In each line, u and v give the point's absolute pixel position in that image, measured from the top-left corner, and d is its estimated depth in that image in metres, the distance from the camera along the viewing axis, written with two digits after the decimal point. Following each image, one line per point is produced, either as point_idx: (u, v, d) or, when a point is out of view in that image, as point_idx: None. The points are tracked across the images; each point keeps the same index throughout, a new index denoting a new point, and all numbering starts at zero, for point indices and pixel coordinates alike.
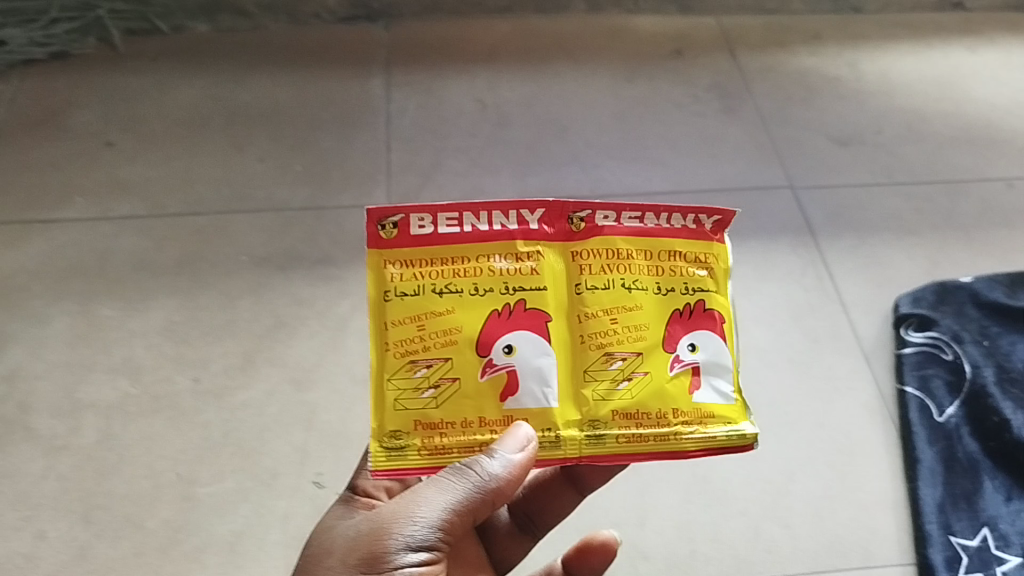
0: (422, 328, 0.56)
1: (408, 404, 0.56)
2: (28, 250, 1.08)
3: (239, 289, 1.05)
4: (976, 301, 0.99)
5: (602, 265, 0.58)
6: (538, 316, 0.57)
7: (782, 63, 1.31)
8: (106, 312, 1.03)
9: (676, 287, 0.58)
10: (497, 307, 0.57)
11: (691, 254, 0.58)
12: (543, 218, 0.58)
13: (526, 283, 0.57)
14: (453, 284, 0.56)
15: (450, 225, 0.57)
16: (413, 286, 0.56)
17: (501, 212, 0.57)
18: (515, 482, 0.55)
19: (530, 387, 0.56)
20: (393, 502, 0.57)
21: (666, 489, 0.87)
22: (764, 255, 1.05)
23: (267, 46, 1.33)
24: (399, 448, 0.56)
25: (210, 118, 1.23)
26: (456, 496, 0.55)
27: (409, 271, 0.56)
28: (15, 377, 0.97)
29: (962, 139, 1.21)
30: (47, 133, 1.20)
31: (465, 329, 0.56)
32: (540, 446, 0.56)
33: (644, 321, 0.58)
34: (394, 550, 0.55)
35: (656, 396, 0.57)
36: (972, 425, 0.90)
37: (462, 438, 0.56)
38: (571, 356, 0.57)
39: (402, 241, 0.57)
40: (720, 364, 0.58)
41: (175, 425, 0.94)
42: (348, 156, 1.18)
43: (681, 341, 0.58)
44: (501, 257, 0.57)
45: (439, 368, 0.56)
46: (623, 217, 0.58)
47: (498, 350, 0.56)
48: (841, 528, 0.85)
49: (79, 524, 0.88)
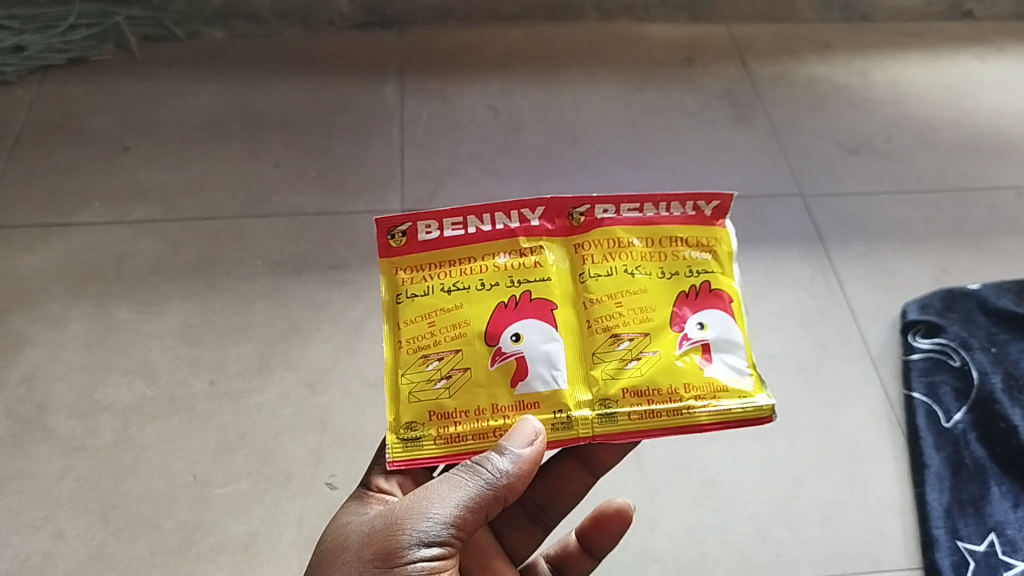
0: (433, 325, 0.60)
1: (423, 396, 0.59)
2: (47, 253, 1.09)
3: (254, 292, 1.06)
4: (983, 308, 1.00)
5: (604, 255, 0.62)
6: (544, 306, 0.61)
7: (793, 72, 1.32)
8: (123, 315, 1.04)
9: (679, 271, 0.62)
10: (504, 299, 0.60)
11: (691, 238, 0.63)
12: (544, 217, 0.63)
13: (530, 276, 0.61)
14: (461, 282, 0.61)
15: (455, 228, 0.61)
16: (423, 288, 0.61)
17: (503, 213, 0.62)
18: (525, 477, 0.56)
19: (540, 370, 0.59)
20: (404, 499, 0.57)
21: (676, 493, 0.88)
22: (774, 262, 1.06)
23: (282, 53, 1.35)
24: (415, 438, 0.59)
25: (226, 123, 1.25)
26: (468, 492, 0.56)
27: (419, 274, 0.61)
28: (34, 378, 0.99)
29: (972, 148, 1.22)
30: (65, 138, 1.22)
31: (473, 321, 0.60)
32: (551, 428, 0.59)
33: (649, 303, 0.61)
34: (408, 544, 0.55)
35: (666, 372, 0.60)
36: (979, 431, 0.90)
37: (475, 426, 0.58)
38: (580, 340, 0.61)
39: (412, 247, 0.62)
40: (729, 340, 0.61)
41: (191, 426, 0.95)
42: (362, 162, 1.19)
43: (688, 319, 0.61)
44: (505, 254, 0.62)
45: (449, 359, 0.59)
46: (622, 209, 0.62)
47: (505, 339, 0.59)
48: (849, 532, 0.86)
49: (96, 523, 0.89)
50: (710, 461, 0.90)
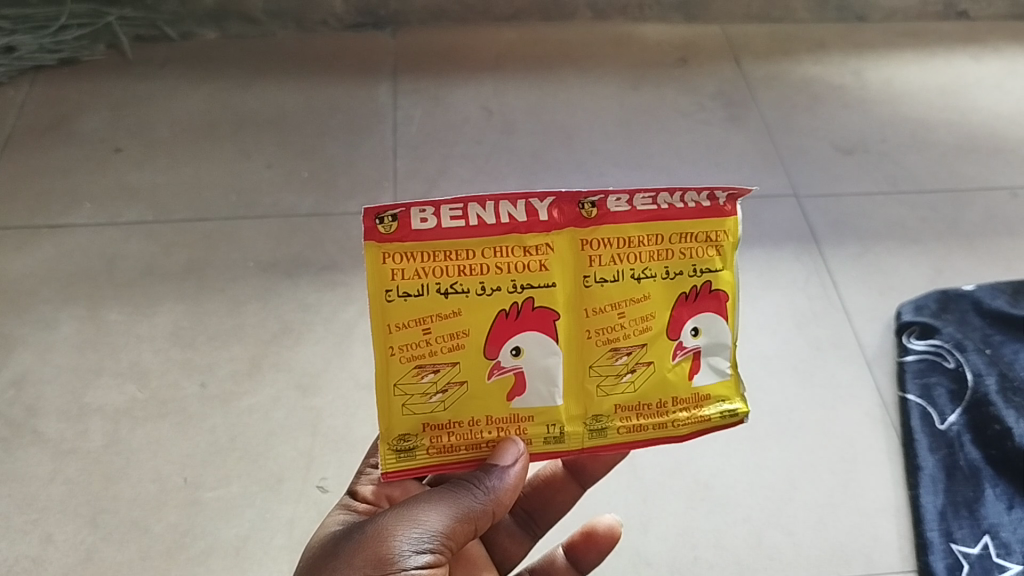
0: (427, 332, 0.52)
1: (417, 408, 0.54)
2: (38, 255, 1.08)
3: (246, 294, 1.05)
4: (978, 309, 0.99)
5: (612, 253, 0.53)
6: (546, 314, 0.53)
7: (787, 72, 1.32)
8: (114, 317, 1.03)
9: (687, 270, 0.54)
10: (503, 306, 0.53)
11: (701, 235, 0.53)
12: (550, 205, 0.52)
13: (534, 279, 0.53)
14: (459, 284, 0.52)
15: (453, 218, 0.51)
16: (416, 287, 0.51)
17: (507, 201, 0.51)
18: (514, 493, 0.56)
19: (538, 388, 0.54)
20: (394, 508, 0.56)
21: (670, 496, 0.87)
22: (768, 263, 1.06)
23: (275, 53, 1.35)
24: (408, 450, 0.54)
25: (218, 124, 1.24)
26: (457, 504, 0.55)
27: (411, 269, 0.51)
28: (23, 380, 0.98)
29: (967, 148, 1.22)
30: (56, 139, 1.21)
31: (471, 332, 0.52)
32: (540, 443, 0.55)
33: (653, 313, 0.54)
34: (396, 552, 0.54)
35: (659, 387, 0.56)
36: (974, 433, 0.90)
37: (469, 436, 0.55)
38: (577, 350, 0.55)
39: (403, 236, 0.51)
40: (721, 345, 0.56)
41: (181, 429, 0.95)
42: (355, 162, 1.19)
43: (685, 326, 0.55)
44: (509, 250, 0.52)
45: (446, 372, 0.53)
46: (635, 200, 0.52)
47: (505, 352, 0.53)
48: (843, 536, 0.85)
49: (86, 527, 0.88)
50: (704, 464, 0.89)
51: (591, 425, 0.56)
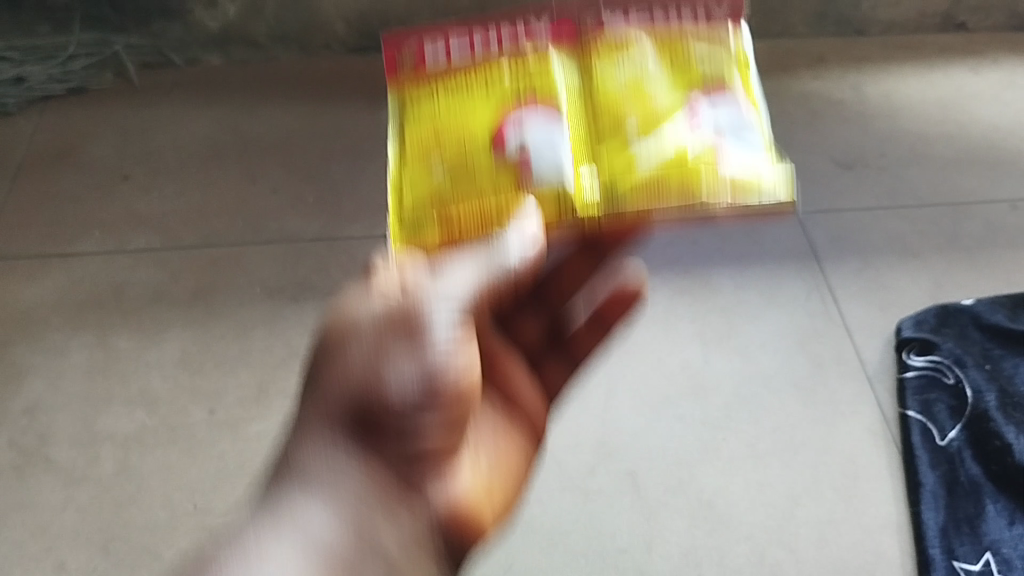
0: (439, 136, 0.59)
1: (424, 189, 0.59)
2: (49, 284, 1.10)
3: (253, 320, 1.07)
4: (977, 324, 1.00)
5: (610, 72, 0.60)
6: (549, 120, 0.59)
7: (787, 87, 1.33)
8: (123, 344, 1.05)
9: (692, 75, 0.59)
10: (507, 107, 0.59)
11: (700, 31, 0.60)
12: (552, 33, 0.61)
13: (539, 102, 0.59)
14: (468, 104, 0.60)
15: (461, 45, 0.60)
16: (431, 104, 0.60)
17: (506, 24, 0.61)
18: (470, 353, 0.51)
19: (540, 167, 0.57)
20: (398, 301, 0.51)
21: (672, 515, 0.89)
22: (767, 281, 1.08)
23: (279, 77, 1.36)
24: (418, 229, 0.58)
25: (224, 149, 1.26)
26: (442, 318, 0.50)
27: (430, 86, 0.61)
28: (36, 409, 1.00)
29: (966, 161, 1.22)
30: (66, 168, 1.23)
31: (477, 133, 0.59)
32: (548, 227, 0.56)
33: (656, 108, 0.58)
34: (405, 363, 0.49)
35: (677, 168, 0.56)
36: (974, 448, 0.91)
37: (472, 211, 0.57)
38: (585, 150, 0.58)
39: (420, 68, 0.61)
40: (739, 124, 0.58)
41: (190, 455, 0.96)
42: (359, 186, 1.20)
43: (699, 108, 0.58)
44: (509, 62, 0.60)
45: (453, 166, 0.59)
46: (630, 12, 0.60)
47: (508, 137, 0.58)
48: (845, 553, 0.86)
49: (98, 554, 0.89)
50: (706, 483, 0.91)
51: (607, 202, 0.57)
